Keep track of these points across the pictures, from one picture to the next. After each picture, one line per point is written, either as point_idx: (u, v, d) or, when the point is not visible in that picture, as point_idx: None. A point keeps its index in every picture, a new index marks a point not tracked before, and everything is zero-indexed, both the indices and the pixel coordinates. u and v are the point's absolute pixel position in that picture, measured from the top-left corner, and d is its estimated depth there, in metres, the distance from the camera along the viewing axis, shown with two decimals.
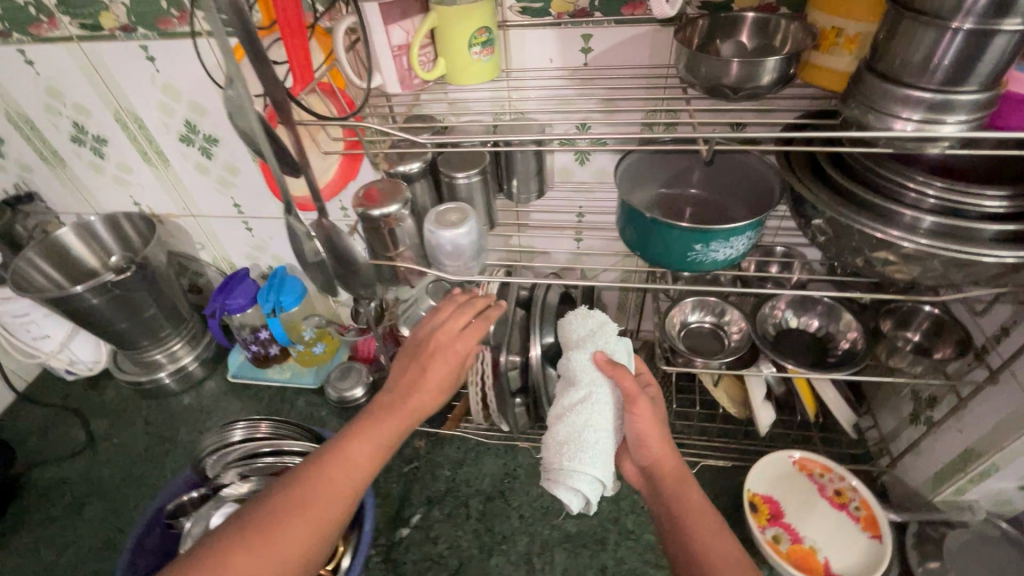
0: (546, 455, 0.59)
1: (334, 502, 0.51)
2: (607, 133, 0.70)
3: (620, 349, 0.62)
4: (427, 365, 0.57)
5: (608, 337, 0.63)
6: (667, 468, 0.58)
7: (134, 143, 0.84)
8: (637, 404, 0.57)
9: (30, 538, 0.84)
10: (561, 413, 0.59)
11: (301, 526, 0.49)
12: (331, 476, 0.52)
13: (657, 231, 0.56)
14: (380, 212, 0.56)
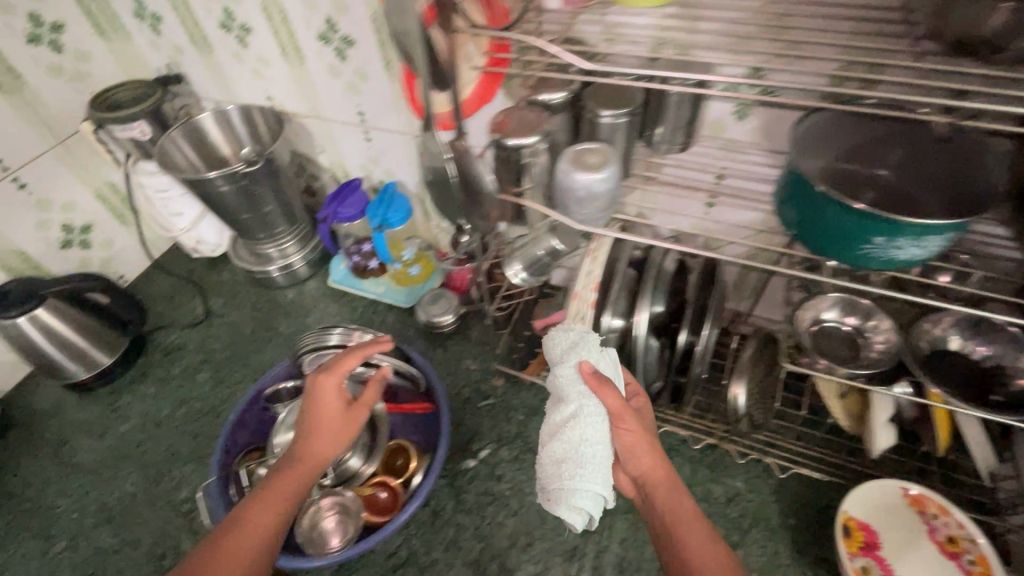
0: (543, 473, 0.58)
1: (252, 539, 0.52)
2: (782, 86, 0.60)
3: (607, 361, 0.61)
4: (314, 415, 0.60)
5: (591, 352, 0.61)
6: (663, 478, 0.55)
7: (275, 36, 0.85)
8: (628, 420, 0.56)
9: (152, 388, 0.96)
10: (554, 430, 0.58)
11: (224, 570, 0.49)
12: (245, 519, 0.53)
13: (825, 212, 0.49)
14: (516, 142, 0.52)
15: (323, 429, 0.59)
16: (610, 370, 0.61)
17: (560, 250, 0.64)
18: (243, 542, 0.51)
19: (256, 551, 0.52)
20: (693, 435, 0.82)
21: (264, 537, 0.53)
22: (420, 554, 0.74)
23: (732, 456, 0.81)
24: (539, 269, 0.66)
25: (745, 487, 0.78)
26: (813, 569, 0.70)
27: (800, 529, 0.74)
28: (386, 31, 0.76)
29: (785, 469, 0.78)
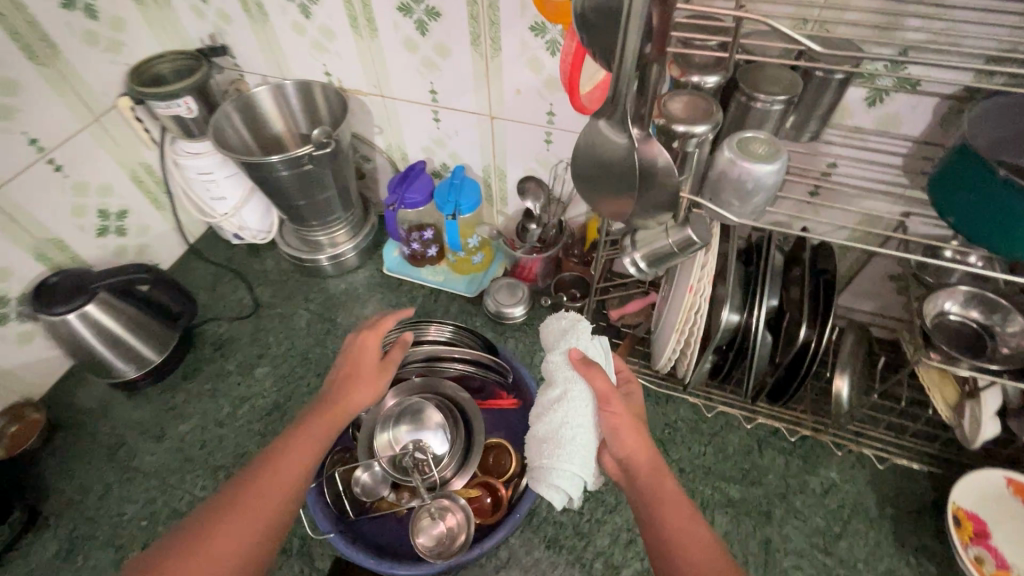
0: (529, 454, 0.58)
1: (294, 467, 0.53)
2: (925, 72, 0.58)
3: (592, 346, 0.61)
4: (352, 365, 0.63)
5: (583, 337, 0.62)
6: (654, 463, 0.53)
7: (346, 6, 0.78)
8: (618, 405, 0.55)
9: (208, 385, 0.90)
10: (540, 411, 0.58)
11: (266, 494, 0.51)
12: (283, 449, 0.54)
13: (1003, 210, 0.48)
14: (686, 128, 0.47)
15: (361, 378, 0.62)
16: (598, 356, 0.61)
17: (693, 243, 0.59)
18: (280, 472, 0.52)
19: (289, 483, 0.52)
20: (785, 426, 0.81)
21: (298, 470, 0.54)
22: (522, 554, 0.72)
23: (824, 447, 0.80)
24: (663, 261, 0.63)
25: (841, 478, 0.78)
26: (917, 558, 0.71)
27: (900, 518, 0.74)
28: (481, 3, 0.70)
29: (882, 460, 0.78)
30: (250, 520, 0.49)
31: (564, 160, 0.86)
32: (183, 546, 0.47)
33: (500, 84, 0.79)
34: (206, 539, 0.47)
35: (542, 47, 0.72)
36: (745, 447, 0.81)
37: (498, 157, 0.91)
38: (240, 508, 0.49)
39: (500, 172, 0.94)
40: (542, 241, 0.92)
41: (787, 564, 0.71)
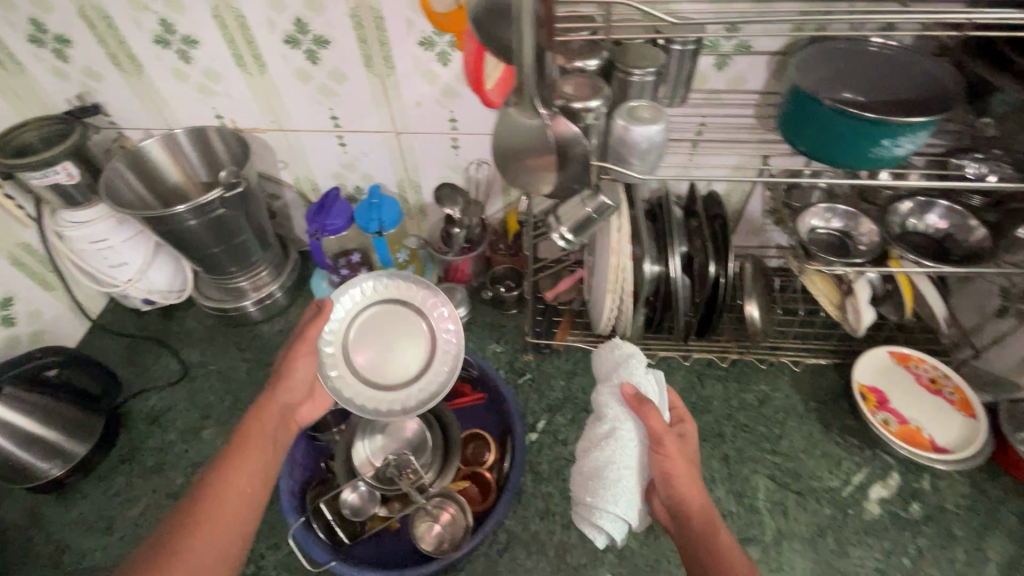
0: (576, 490, 0.66)
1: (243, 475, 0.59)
2: (755, 35, 0.71)
3: (643, 381, 0.68)
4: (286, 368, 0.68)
5: (636, 370, 0.69)
6: (704, 506, 0.59)
7: (229, 46, 0.78)
8: (668, 446, 0.61)
9: (152, 461, 0.84)
10: (594, 446, 0.66)
11: (219, 505, 0.57)
12: (237, 462, 0.60)
13: (841, 129, 0.60)
14: (582, 105, 0.55)
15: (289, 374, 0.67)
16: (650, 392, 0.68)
17: (607, 206, 0.68)
18: (239, 481, 0.58)
19: (242, 492, 0.58)
20: (716, 356, 0.92)
21: (255, 477, 0.60)
22: (521, 530, 0.76)
23: (751, 365, 0.92)
24: (583, 229, 0.70)
25: (769, 389, 0.90)
26: (842, 436, 0.84)
27: (822, 408, 0.87)
28: (368, 26, 0.74)
29: (796, 363, 0.91)
30: (219, 530, 0.55)
31: (474, 161, 0.91)
32: (158, 557, 0.52)
33: (401, 100, 0.83)
34: (179, 550, 0.53)
35: (434, 59, 0.77)
36: (688, 382, 0.90)
37: (411, 170, 0.95)
38: (200, 524, 0.55)
39: (416, 184, 0.97)
40: (469, 242, 0.97)
41: (745, 471, 0.81)
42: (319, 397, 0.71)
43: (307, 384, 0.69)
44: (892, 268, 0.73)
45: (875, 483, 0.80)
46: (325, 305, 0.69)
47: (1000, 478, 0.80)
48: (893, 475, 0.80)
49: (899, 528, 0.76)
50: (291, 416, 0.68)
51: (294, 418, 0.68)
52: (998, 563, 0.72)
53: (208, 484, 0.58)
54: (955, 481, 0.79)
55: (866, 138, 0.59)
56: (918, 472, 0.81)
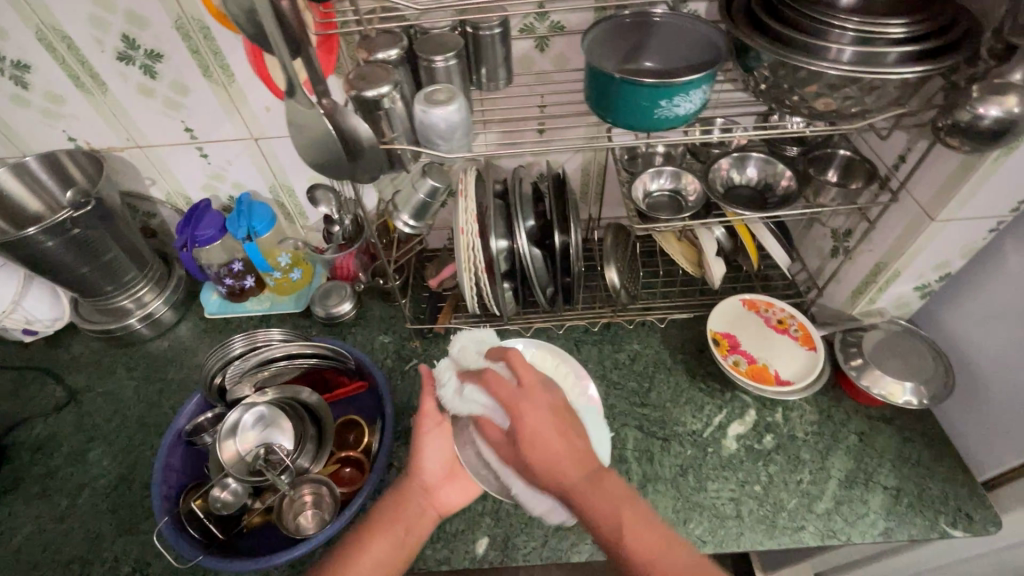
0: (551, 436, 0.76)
1: (379, 554, 0.62)
2: (563, 15, 0.76)
3: (461, 400, 0.69)
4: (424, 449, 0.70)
5: (449, 394, 0.70)
6: (556, 486, 0.59)
7: (64, 68, 0.79)
8: (506, 450, 0.65)
9: (36, 488, 0.84)
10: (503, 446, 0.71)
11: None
12: (372, 538, 0.63)
13: (628, 94, 0.64)
14: (374, 93, 0.58)
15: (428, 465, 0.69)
16: (477, 401, 0.68)
17: (438, 188, 0.72)
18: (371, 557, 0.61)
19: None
20: (590, 322, 0.97)
21: (379, 565, 0.61)
22: None
23: (624, 327, 0.98)
24: (424, 212, 0.74)
25: (641, 346, 0.95)
26: (706, 382, 0.90)
27: (689, 359, 0.93)
28: (197, 36, 0.76)
29: (663, 320, 0.97)
30: None
31: None
32: None
33: (249, 106, 0.85)
34: None
35: None
36: (565, 350, 0.95)
37: (279, 176, 0.96)
38: None
39: (288, 188, 0.98)
40: (346, 238, 0.98)
41: (617, 425, 0.86)
42: (462, 479, 0.71)
43: (443, 465, 0.70)
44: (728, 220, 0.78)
45: (735, 421, 0.86)
46: (424, 372, 0.73)
47: (844, 403, 0.87)
48: (750, 412, 0.87)
49: (754, 459, 0.82)
50: (430, 499, 0.68)
51: (434, 500, 0.69)
52: (839, 479, 0.79)
53: (348, 554, 0.62)
54: (805, 411, 0.86)
55: (649, 100, 0.64)
56: (773, 406, 0.87)
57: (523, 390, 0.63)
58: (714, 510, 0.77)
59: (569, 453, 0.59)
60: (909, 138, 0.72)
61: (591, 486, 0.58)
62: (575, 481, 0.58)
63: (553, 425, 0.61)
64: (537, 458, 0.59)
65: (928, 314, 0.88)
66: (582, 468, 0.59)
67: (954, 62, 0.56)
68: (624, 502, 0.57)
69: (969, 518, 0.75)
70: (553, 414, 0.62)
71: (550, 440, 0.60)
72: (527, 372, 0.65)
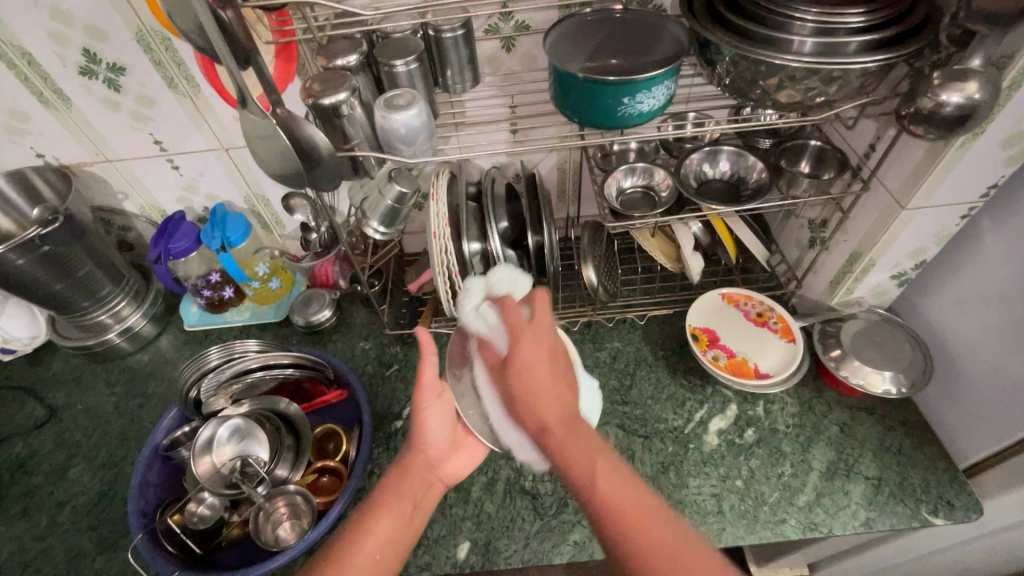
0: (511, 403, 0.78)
1: (386, 532, 0.61)
2: (527, 15, 0.76)
3: (477, 315, 0.72)
4: (424, 421, 0.67)
5: (467, 304, 0.74)
6: (534, 419, 0.58)
7: (26, 84, 0.78)
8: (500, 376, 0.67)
9: (16, 508, 0.83)
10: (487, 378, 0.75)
11: (361, 551, 0.58)
12: (377, 515, 0.61)
13: (590, 91, 0.64)
14: (331, 100, 0.57)
15: (432, 441, 0.68)
16: (486, 319, 0.71)
17: (404, 194, 0.71)
18: (383, 534, 0.60)
19: (378, 553, 0.59)
20: (570, 320, 0.96)
21: (387, 544, 0.60)
22: None
23: (604, 325, 0.97)
24: (393, 219, 0.73)
25: (622, 344, 0.95)
26: (687, 377, 0.90)
27: (670, 355, 0.93)
28: (158, 47, 0.75)
29: (643, 317, 0.97)
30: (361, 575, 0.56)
31: None
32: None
33: (217, 116, 0.84)
34: None
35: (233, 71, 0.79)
36: None
37: (253, 185, 0.95)
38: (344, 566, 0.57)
39: (262, 198, 0.98)
40: (323, 246, 0.95)
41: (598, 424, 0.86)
42: (464, 449, 0.71)
43: (443, 438, 0.69)
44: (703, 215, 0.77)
45: (715, 416, 0.86)
46: (424, 336, 0.64)
47: (825, 394, 0.87)
48: (731, 406, 0.86)
49: (735, 453, 0.82)
50: (435, 473, 0.68)
51: (440, 473, 0.69)
52: (820, 471, 0.79)
53: (355, 532, 0.60)
54: (786, 403, 0.86)
55: (613, 99, 0.63)
56: (754, 400, 0.87)
57: (531, 323, 0.64)
58: (694, 506, 0.77)
59: (555, 394, 0.59)
60: (878, 126, 0.71)
61: (566, 430, 0.57)
62: (554, 420, 0.57)
63: (547, 367, 0.61)
64: (520, 385, 0.60)
65: (905, 301, 0.88)
66: (559, 408, 0.58)
67: (913, 49, 0.55)
68: (598, 450, 0.55)
69: (951, 506, 0.75)
70: (549, 353, 0.62)
71: (539, 374, 0.60)
72: (542, 307, 0.65)
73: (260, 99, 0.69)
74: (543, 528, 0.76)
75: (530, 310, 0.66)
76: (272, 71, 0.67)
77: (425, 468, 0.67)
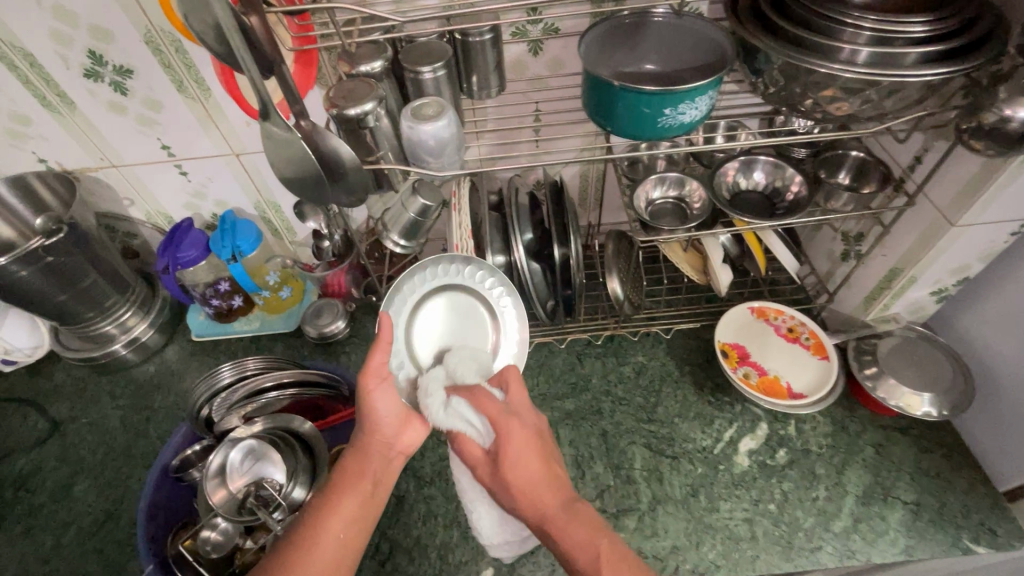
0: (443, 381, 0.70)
1: (352, 514, 0.58)
2: (558, 18, 0.72)
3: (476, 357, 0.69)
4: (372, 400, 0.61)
5: (433, 405, 0.63)
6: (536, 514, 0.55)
7: (28, 87, 0.74)
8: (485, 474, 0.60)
9: (19, 528, 0.80)
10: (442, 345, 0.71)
11: (326, 531, 0.56)
12: (339, 499, 0.58)
13: (629, 101, 0.60)
14: (357, 110, 0.54)
15: (384, 419, 0.62)
16: (459, 416, 0.61)
17: (429, 207, 0.67)
18: (345, 515, 0.57)
19: (343, 534, 0.56)
20: (593, 334, 0.94)
21: (351, 523, 0.57)
22: (403, 538, 0.75)
23: (628, 339, 0.94)
24: (415, 232, 0.69)
25: (646, 359, 0.91)
26: (714, 395, 0.87)
27: (696, 370, 0.90)
28: (168, 49, 0.72)
29: (668, 330, 0.94)
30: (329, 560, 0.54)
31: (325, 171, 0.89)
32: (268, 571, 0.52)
33: (228, 121, 0.80)
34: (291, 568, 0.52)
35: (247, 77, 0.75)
36: (568, 365, 0.92)
37: (264, 192, 0.92)
38: (306, 553, 0.54)
39: (273, 204, 0.94)
40: (337, 254, 0.92)
41: (624, 444, 0.83)
42: (424, 414, 0.65)
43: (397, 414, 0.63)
44: (737, 229, 0.74)
45: (745, 436, 0.83)
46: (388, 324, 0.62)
47: (859, 413, 0.84)
48: (761, 425, 0.83)
49: (766, 475, 0.79)
50: (395, 445, 0.63)
51: (400, 445, 0.64)
52: (856, 495, 0.76)
53: (315, 517, 0.56)
54: (818, 423, 0.83)
55: (654, 110, 0.60)
56: (785, 419, 0.84)
57: (510, 411, 0.61)
58: (726, 532, 0.74)
59: (548, 474, 0.57)
60: (928, 138, 0.68)
61: (568, 516, 0.54)
62: (555, 510, 0.55)
63: (534, 453, 0.58)
64: (518, 481, 0.56)
65: (944, 317, 0.85)
66: (560, 495, 0.56)
67: (980, 62, 0.52)
68: (598, 532, 0.53)
69: (993, 533, 0.72)
70: (534, 441, 0.59)
71: (536, 468, 0.57)
72: (515, 391, 0.64)
73: (280, 104, 0.69)
74: None
75: (504, 394, 0.64)
76: (292, 77, 0.63)
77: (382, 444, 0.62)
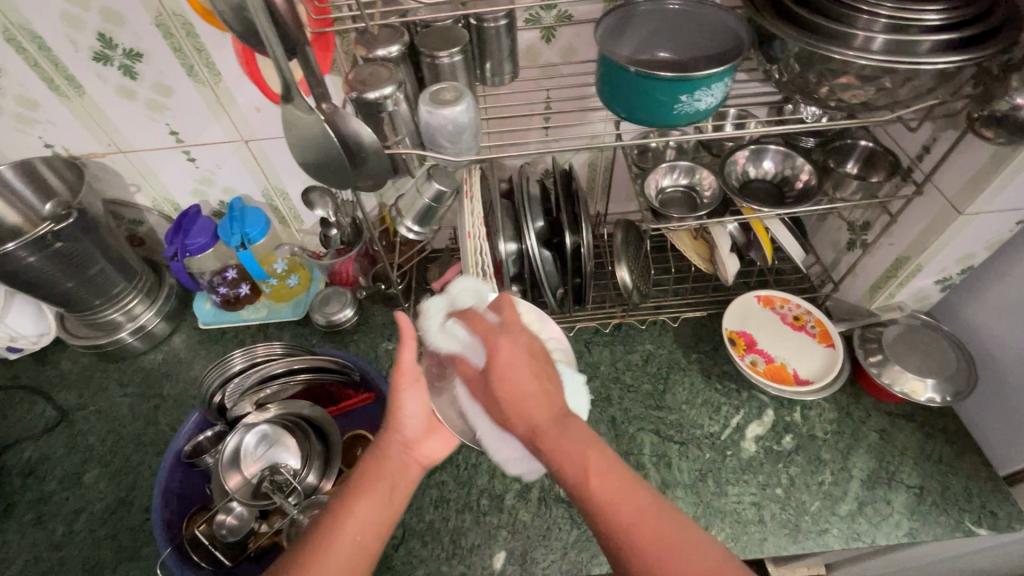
0: None
1: (374, 513, 0.55)
2: (571, 4, 0.72)
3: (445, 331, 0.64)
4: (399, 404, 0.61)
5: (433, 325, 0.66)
6: (524, 424, 0.54)
7: (37, 70, 0.74)
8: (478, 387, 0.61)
9: (30, 515, 0.80)
10: None
11: (345, 530, 0.52)
12: (357, 497, 0.55)
13: (645, 88, 0.60)
14: (376, 94, 0.54)
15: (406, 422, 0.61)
16: (455, 336, 0.64)
17: (443, 193, 0.67)
18: (364, 514, 0.54)
19: (362, 535, 0.53)
20: (601, 322, 0.94)
21: (370, 526, 0.54)
22: (415, 523, 0.76)
23: (635, 326, 0.95)
24: (429, 218, 0.69)
25: (653, 347, 0.92)
26: (721, 382, 0.88)
27: (703, 358, 0.91)
28: (178, 32, 0.71)
29: (675, 319, 0.95)
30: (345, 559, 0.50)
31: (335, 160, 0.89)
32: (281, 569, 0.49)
33: (238, 106, 0.80)
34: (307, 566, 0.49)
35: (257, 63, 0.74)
36: (576, 352, 0.92)
37: (272, 179, 0.91)
38: (322, 552, 0.50)
39: (281, 191, 0.94)
40: (345, 243, 0.91)
41: (632, 430, 0.84)
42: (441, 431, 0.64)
43: (422, 420, 0.62)
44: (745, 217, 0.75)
45: (752, 422, 0.84)
46: (404, 325, 0.57)
47: (863, 400, 0.85)
48: (768, 412, 0.85)
49: (773, 460, 0.80)
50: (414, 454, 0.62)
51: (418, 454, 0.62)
52: (860, 479, 0.77)
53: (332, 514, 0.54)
54: (823, 409, 0.84)
55: (670, 96, 0.59)
56: (791, 405, 0.85)
57: (502, 328, 0.60)
58: (734, 515, 0.75)
59: (541, 392, 0.55)
60: (937, 128, 0.69)
61: (558, 427, 0.53)
62: (546, 423, 0.53)
63: (529, 372, 0.57)
64: (506, 395, 0.55)
65: (948, 306, 0.87)
66: (550, 412, 0.54)
67: (992, 51, 0.53)
68: (592, 445, 0.51)
69: (994, 515, 0.73)
70: (528, 358, 0.58)
71: (525, 387, 0.55)
72: (510, 312, 0.61)
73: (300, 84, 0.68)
74: (581, 537, 0.74)
75: (498, 315, 0.61)
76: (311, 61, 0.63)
77: (401, 450, 0.61)
